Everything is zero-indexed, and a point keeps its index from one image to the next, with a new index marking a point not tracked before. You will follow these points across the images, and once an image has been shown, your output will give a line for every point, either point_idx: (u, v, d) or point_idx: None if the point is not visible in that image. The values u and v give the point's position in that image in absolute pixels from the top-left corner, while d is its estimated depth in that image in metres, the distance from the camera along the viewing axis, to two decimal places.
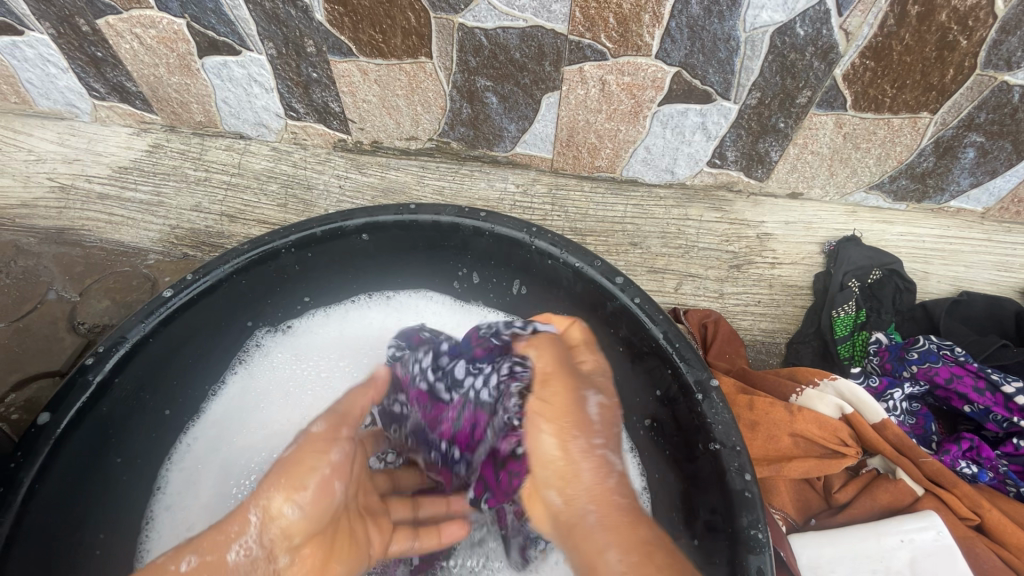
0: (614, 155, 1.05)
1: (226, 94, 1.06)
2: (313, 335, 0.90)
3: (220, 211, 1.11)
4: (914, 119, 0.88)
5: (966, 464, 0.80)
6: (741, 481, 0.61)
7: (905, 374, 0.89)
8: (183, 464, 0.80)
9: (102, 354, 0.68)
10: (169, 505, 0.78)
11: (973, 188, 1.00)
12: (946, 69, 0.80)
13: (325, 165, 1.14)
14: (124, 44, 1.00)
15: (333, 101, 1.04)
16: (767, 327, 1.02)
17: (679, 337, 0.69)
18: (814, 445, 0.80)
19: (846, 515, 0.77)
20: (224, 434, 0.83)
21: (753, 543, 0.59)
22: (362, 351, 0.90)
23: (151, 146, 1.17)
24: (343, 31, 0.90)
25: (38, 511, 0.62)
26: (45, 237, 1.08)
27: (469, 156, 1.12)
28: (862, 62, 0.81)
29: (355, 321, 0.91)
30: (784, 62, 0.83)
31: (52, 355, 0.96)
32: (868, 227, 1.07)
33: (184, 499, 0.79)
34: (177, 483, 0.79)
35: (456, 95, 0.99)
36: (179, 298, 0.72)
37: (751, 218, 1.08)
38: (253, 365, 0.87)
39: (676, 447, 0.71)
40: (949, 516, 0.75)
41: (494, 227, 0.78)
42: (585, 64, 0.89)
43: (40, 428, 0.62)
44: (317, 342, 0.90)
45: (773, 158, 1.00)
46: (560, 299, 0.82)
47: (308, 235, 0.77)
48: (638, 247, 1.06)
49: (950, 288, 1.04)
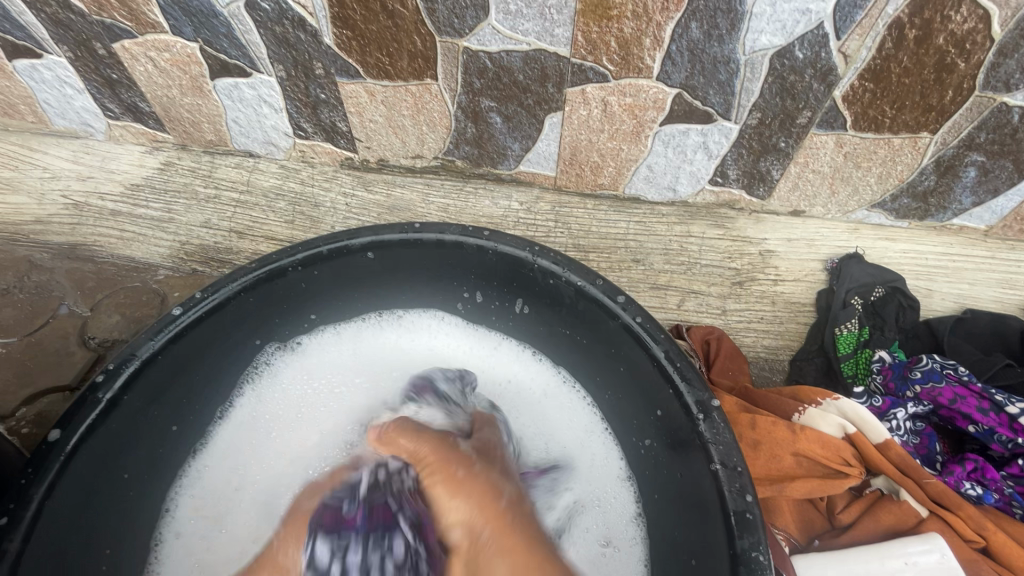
0: (616, 173, 1.06)
1: (236, 114, 1.09)
2: (320, 353, 0.91)
3: (229, 227, 1.13)
4: (913, 139, 0.89)
5: (971, 486, 0.80)
6: (742, 503, 0.61)
7: (908, 395, 0.89)
8: (192, 487, 0.82)
9: (111, 371, 0.69)
10: (180, 529, 0.79)
11: (975, 206, 1.00)
12: (945, 91, 0.81)
13: (332, 183, 1.16)
14: (139, 66, 1.03)
15: (341, 121, 1.07)
16: (770, 344, 1.02)
17: (681, 356, 0.70)
18: (816, 465, 0.80)
19: (849, 536, 0.77)
20: (230, 459, 0.84)
21: (755, 566, 0.59)
22: (376, 370, 0.92)
23: (162, 164, 1.19)
24: (351, 54, 0.92)
25: (46, 526, 0.63)
26: (58, 252, 1.11)
27: (473, 174, 1.14)
28: (861, 84, 0.82)
29: (362, 339, 0.92)
30: (784, 84, 0.84)
31: (63, 370, 0.98)
32: (870, 245, 1.07)
33: (194, 524, 0.80)
34: (186, 507, 0.81)
35: (461, 114, 1.01)
36: (188, 316, 0.73)
37: (753, 235, 1.09)
38: (259, 383, 0.88)
39: (678, 468, 0.71)
40: (954, 538, 0.74)
41: (498, 246, 0.79)
42: (587, 86, 0.90)
43: (50, 445, 0.63)
44: (322, 360, 0.90)
45: (774, 176, 1.01)
46: (564, 317, 0.83)
47: (314, 253, 0.79)
48: (640, 263, 1.07)
49: (954, 306, 1.04)
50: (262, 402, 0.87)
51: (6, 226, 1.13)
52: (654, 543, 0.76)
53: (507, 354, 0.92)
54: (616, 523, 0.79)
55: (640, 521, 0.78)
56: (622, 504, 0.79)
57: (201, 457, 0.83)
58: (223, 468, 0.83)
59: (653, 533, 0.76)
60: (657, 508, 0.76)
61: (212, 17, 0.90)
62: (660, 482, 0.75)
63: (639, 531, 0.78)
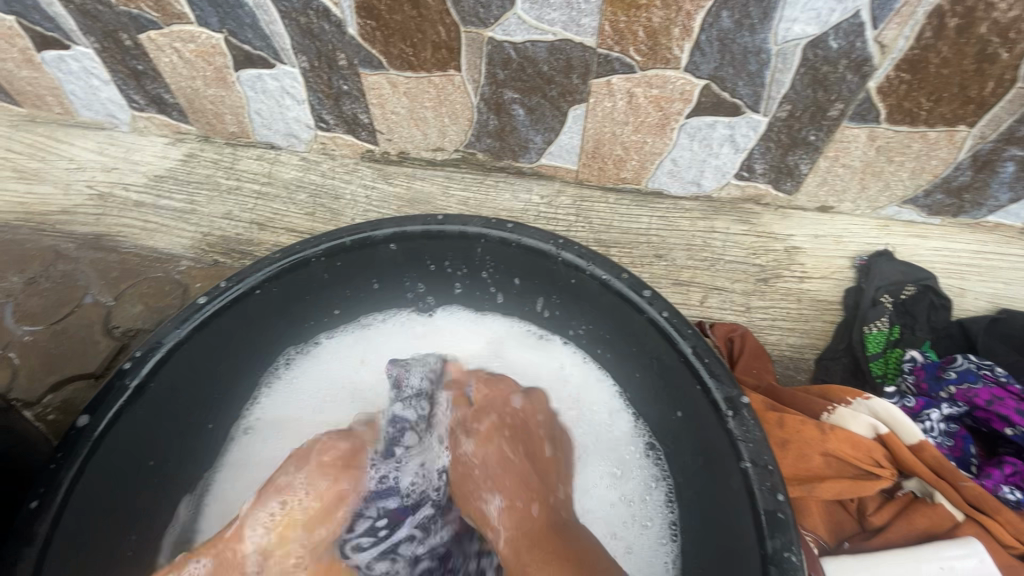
0: (639, 167, 1.05)
1: (259, 106, 1.09)
2: (335, 359, 0.90)
3: (250, 219, 1.13)
4: (950, 132, 0.86)
5: (1009, 490, 0.77)
6: (773, 501, 0.60)
7: (942, 395, 0.86)
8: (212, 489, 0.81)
9: (138, 359, 0.70)
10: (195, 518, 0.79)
11: (1012, 203, 0.97)
12: (985, 82, 0.78)
13: (352, 175, 1.16)
14: (164, 58, 1.03)
15: (362, 113, 1.06)
16: (795, 342, 1.00)
17: (708, 352, 0.69)
18: (846, 465, 0.78)
19: (881, 539, 0.75)
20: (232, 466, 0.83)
21: (786, 566, 0.57)
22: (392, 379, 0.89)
23: (185, 155, 1.20)
24: (374, 44, 0.92)
25: (78, 510, 0.63)
26: (83, 242, 1.12)
27: (494, 167, 1.13)
28: (897, 75, 0.79)
29: (375, 342, 0.91)
30: (816, 75, 0.82)
31: (85, 357, 0.99)
32: (901, 241, 1.05)
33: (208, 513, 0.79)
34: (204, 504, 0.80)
35: (483, 107, 1.00)
36: (213, 305, 0.74)
37: (779, 232, 1.07)
38: (274, 388, 0.87)
39: (707, 468, 0.69)
40: (991, 543, 0.72)
41: (522, 238, 0.78)
42: (613, 77, 0.89)
43: (78, 431, 0.64)
44: (335, 363, 0.90)
45: (803, 171, 0.99)
46: (587, 312, 0.82)
47: (337, 245, 0.79)
48: (663, 259, 1.05)
49: (987, 306, 1.00)
50: (281, 406, 0.87)
51: (33, 216, 1.14)
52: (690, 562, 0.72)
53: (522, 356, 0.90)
54: (641, 544, 0.75)
55: (673, 537, 0.74)
56: (653, 518, 0.76)
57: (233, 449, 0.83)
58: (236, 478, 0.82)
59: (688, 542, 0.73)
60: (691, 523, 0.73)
61: (238, 7, 0.91)
62: (688, 483, 0.73)
63: (668, 548, 0.74)
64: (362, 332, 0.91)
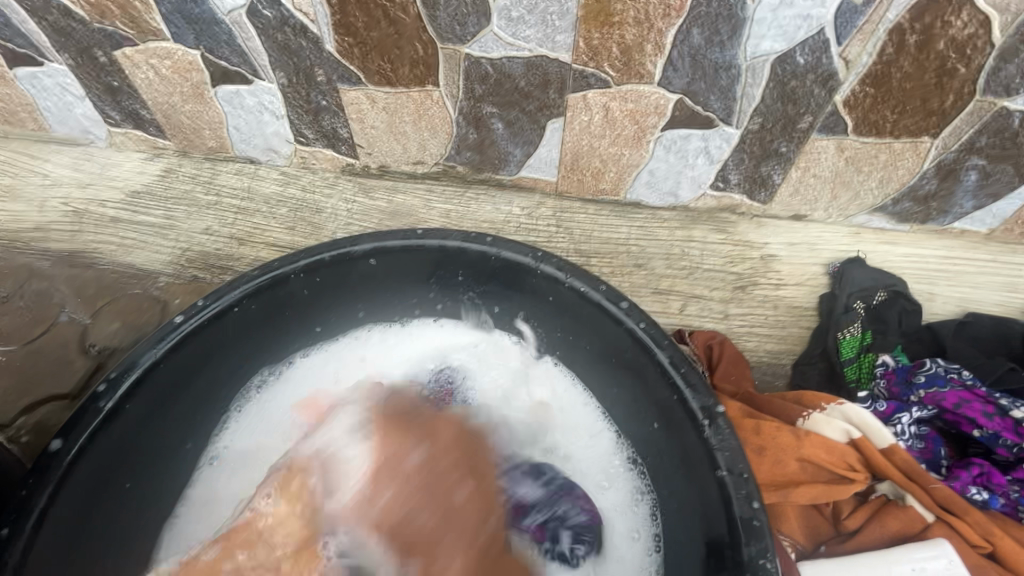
0: (618, 178, 1.06)
1: (238, 121, 1.09)
2: (305, 378, 0.88)
3: (230, 234, 1.13)
4: (915, 143, 0.89)
5: (977, 491, 0.79)
6: (749, 509, 0.61)
7: (913, 399, 0.89)
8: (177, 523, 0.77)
9: (113, 380, 0.69)
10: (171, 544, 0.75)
11: (976, 210, 1.01)
12: (945, 96, 0.81)
13: (333, 189, 1.16)
14: (140, 74, 1.03)
15: (342, 127, 1.07)
16: (773, 348, 1.02)
17: (684, 362, 0.70)
18: (822, 470, 0.80)
19: (856, 542, 0.77)
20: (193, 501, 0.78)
21: (762, 572, 0.58)
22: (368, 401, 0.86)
23: (163, 170, 1.19)
24: (352, 61, 0.92)
25: (49, 536, 0.63)
26: (58, 260, 1.10)
27: (475, 180, 1.14)
28: (862, 89, 0.82)
29: (345, 361, 0.90)
30: (785, 89, 0.84)
31: (62, 378, 0.98)
32: (871, 248, 1.07)
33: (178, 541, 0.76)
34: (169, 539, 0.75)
35: (462, 121, 1.01)
36: (190, 323, 0.74)
37: (755, 240, 1.09)
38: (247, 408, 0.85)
39: (688, 480, 0.70)
40: (961, 543, 0.74)
41: (501, 252, 0.79)
42: (588, 91, 0.90)
43: (51, 455, 0.64)
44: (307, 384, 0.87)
45: (776, 181, 1.01)
46: (567, 323, 0.83)
47: (317, 261, 0.80)
48: (642, 268, 1.07)
49: (956, 310, 1.03)
50: (246, 435, 0.83)
51: (6, 234, 1.12)
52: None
53: (494, 369, 0.88)
54: (626, 562, 0.74)
55: (657, 549, 0.74)
56: (637, 534, 0.75)
57: (197, 482, 0.80)
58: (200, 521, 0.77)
59: (675, 557, 0.72)
60: (675, 529, 0.73)
61: (214, 24, 0.91)
62: (675, 495, 0.73)
63: (653, 561, 0.74)
64: (333, 351, 0.90)
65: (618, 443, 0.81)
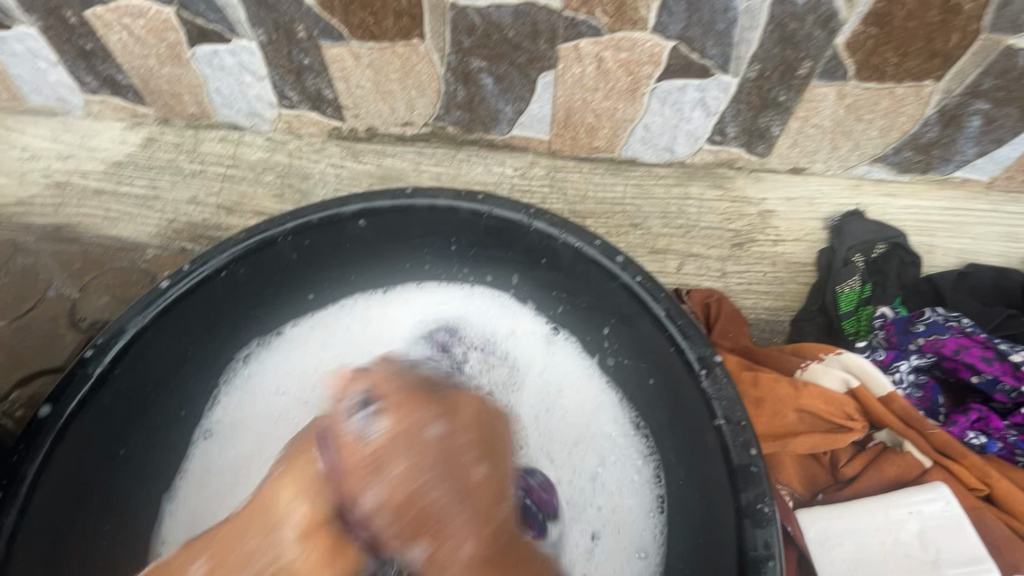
0: (612, 135, 1.04)
1: (218, 84, 1.05)
2: (299, 345, 0.86)
3: (217, 204, 1.10)
4: (917, 87, 0.87)
5: (974, 435, 0.81)
6: (747, 457, 0.61)
7: (912, 347, 0.89)
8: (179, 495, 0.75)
9: (100, 346, 0.68)
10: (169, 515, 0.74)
11: (979, 157, 0.98)
12: (951, 34, 0.78)
13: (320, 154, 1.13)
14: (113, 35, 0.98)
15: (326, 88, 1.03)
16: (771, 305, 1.01)
17: (681, 314, 0.69)
18: (820, 420, 0.80)
19: (854, 488, 0.77)
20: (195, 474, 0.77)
21: (760, 517, 0.58)
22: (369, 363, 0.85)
23: (145, 139, 1.16)
24: (333, 14, 0.88)
25: (44, 499, 0.63)
26: (43, 234, 1.08)
27: (465, 141, 1.11)
28: (864, 30, 0.79)
29: (332, 329, 0.87)
30: (784, 33, 0.81)
31: (54, 352, 0.97)
32: (871, 201, 1.06)
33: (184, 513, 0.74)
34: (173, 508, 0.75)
35: (450, 77, 0.98)
36: (177, 289, 0.72)
37: (753, 195, 1.07)
38: (241, 375, 0.83)
39: (686, 429, 0.69)
40: (958, 486, 0.75)
41: (493, 210, 0.77)
42: (580, 41, 0.87)
43: (41, 421, 0.63)
44: (302, 351, 0.85)
45: (774, 132, 0.98)
46: (561, 282, 0.81)
47: (304, 223, 0.77)
48: (638, 228, 1.05)
49: (955, 261, 1.02)
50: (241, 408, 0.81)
51: None
52: (674, 537, 0.71)
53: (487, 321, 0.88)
54: (628, 523, 0.74)
55: (660, 511, 0.73)
56: (640, 492, 0.75)
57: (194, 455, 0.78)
58: (206, 494, 0.75)
59: (677, 513, 0.71)
60: (675, 482, 0.72)
61: None
62: (672, 449, 0.73)
63: (658, 522, 0.73)
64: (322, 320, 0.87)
65: (621, 404, 0.80)
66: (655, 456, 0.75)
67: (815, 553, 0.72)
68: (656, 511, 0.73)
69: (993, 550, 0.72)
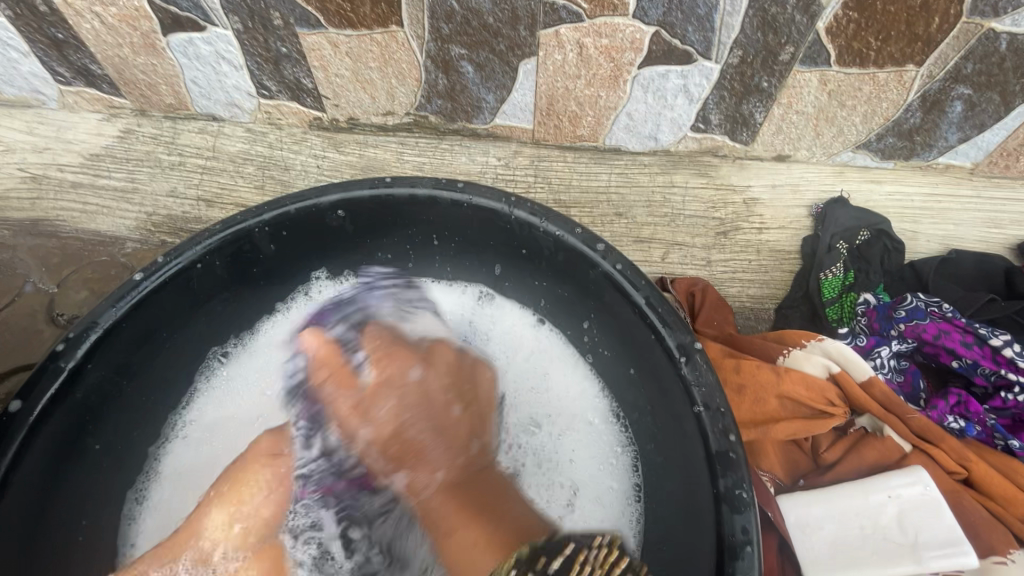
0: (595, 123, 1.03)
1: (194, 73, 1.03)
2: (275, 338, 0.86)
3: (197, 196, 1.09)
4: (899, 72, 0.86)
5: (953, 419, 0.81)
6: (726, 442, 0.61)
7: (893, 333, 0.89)
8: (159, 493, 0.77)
9: (71, 341, 0.66)
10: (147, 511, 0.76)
11: (961, 143, 0.98)
12: (932, 19, 0.78)
13: (302, 145, 1.12)
14: (85, 24, 0.96)
15: (305, 77, 1.01)
16: (755, 293, 1.01)
17: (663, 302, 0.68)
18: (802, 406, 0.79)
19: (834, 474, 0.77)
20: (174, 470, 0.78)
21: (738, 502, 0.58)
22: None
23: (121, 131, 1.13)
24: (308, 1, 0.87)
25: (18, 499, 0.62)
26: (20, 229, 1.06)
27: (448, 130, 1.10)
28: (846, 14, 0.78)
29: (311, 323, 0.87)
30: (765, 18, 0.80)
31: (33, 347, 0.96)
32: (855, 188, 1.06)
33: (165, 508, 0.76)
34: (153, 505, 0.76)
35: (430, 65, 0.96)
36: (150, 282, 0.71)
37: (737, 183, 1.06)
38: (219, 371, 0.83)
39: (665, 417, 0.69)
40: (936, 469, 0.76)
41: (472, 198, 0.76)
42: (561, 27, 0.86)
43: (10, 416, 0.61)
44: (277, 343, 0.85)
45: (757, 119, 0.98)
46: (544, 271, 0.81)
47: (281, 214, 0.76)
48: (623, 217, 1.05)
49: (938, 248, 1.03)
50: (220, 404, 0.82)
51: None
52: (650, 525, 0.72)
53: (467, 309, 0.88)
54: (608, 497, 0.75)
55: (638, 499, 0.74)
56: (619, 477, 0.75)
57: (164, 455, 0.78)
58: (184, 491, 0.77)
59: (655, 501, 0.72)
60: (654, 471, 0.73)
61: None
62: (652, 437, 0.73)
63: (635, 510, 0.73)
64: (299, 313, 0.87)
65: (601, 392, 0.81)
66: (634, 446, 0.76)
67: (795, 538, 0.72)
68: (633, 499, 0.74)
69: (968, 532, 0.73)
